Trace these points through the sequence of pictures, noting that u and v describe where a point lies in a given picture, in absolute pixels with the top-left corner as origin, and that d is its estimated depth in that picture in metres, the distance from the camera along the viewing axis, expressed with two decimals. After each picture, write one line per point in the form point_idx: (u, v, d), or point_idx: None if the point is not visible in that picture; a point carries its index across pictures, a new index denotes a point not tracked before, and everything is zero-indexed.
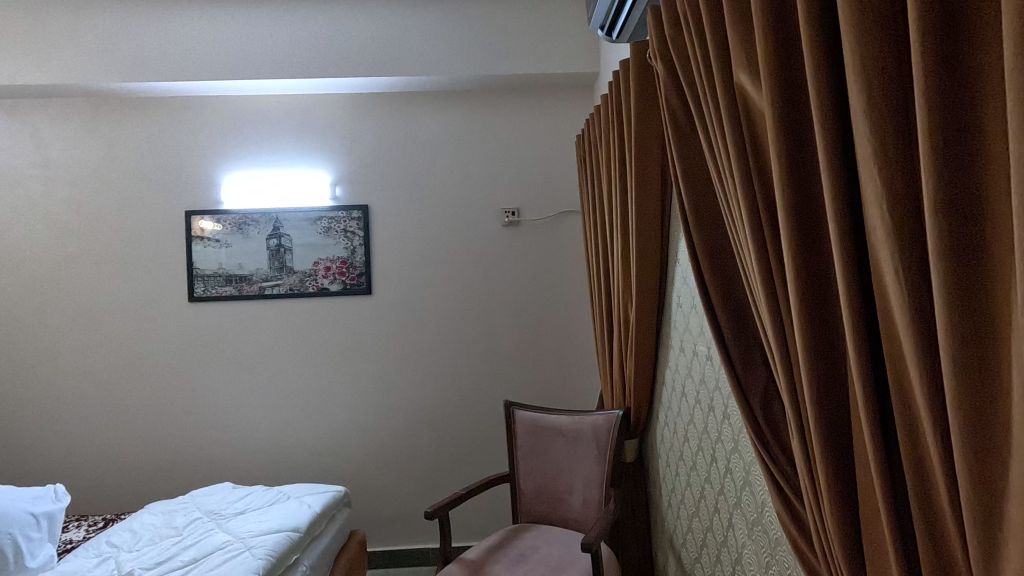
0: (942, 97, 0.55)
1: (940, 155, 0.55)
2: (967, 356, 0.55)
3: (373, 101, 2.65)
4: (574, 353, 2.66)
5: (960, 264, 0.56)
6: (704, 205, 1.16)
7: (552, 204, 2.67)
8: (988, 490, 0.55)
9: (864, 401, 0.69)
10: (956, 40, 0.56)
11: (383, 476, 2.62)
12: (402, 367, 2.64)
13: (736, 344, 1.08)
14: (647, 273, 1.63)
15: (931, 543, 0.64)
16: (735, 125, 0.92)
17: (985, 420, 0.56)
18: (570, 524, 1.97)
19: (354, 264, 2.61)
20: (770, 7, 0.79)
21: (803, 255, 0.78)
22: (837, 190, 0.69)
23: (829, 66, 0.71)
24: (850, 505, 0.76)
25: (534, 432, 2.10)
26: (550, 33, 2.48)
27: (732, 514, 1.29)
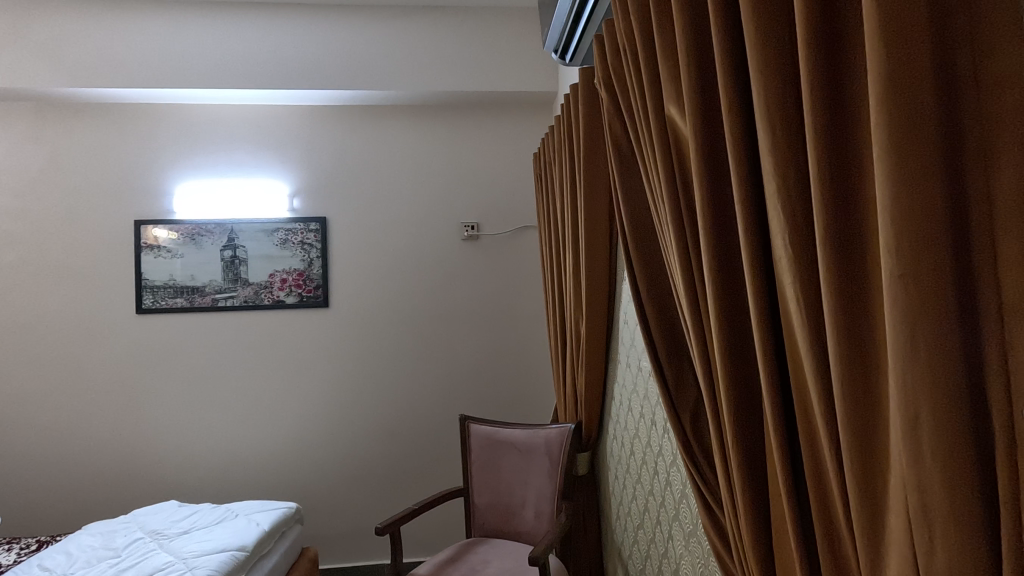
0: (828, 143, 0.60)
1: (829, 194, 0.60)
2: (853, 382, 0.60)
3: (334, 113, 2.65)
4: (532, 367, 2.70)
5: (847, 296, 0.61)
6: (642, 227, 1.21)
7: (511, 220, 2.72)
8: (874, 502, 0.60)
9: (773, 420, 0.74)
10: (841, 90, 0.61)
11: (336, 492, 2.59)
12: (358, 380, 2.62)
13: (669, 360, 1.13)
14: (597, 288, 1.68)
15: (830, 552, 0.69)
16: (665, 153, 0.97)
17: (869, 439, 0.61)
18: (522, 537, 1.99)
19: (311, 276, 2.60)
20: (693, 47, 0.85)
21: (722, 280, 0.83)
22: (750, 222, 0.74)
23: (743, 106, 0.76)
24: (763, 514, 0.81)
25: (488, 445, 2.12)
26: (510, 53, 2.54)
27: (671, 525, 1.34)
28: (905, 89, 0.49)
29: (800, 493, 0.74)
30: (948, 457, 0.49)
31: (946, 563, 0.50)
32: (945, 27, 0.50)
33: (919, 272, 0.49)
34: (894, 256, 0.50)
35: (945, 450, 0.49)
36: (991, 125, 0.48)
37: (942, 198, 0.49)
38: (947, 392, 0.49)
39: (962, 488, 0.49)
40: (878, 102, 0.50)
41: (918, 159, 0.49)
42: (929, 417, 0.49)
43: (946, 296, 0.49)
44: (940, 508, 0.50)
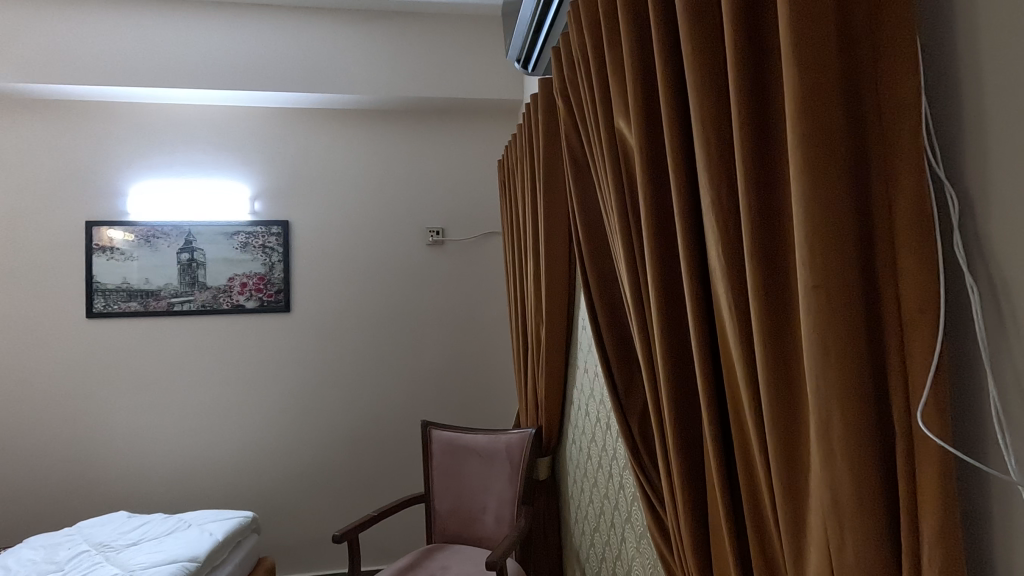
0: (754, 160, 0.64)
1: (755, 208, 0.64)
2: (778, 387, 0.64)
3: (297, 115, 2.62)
4: (495, 372, 2.71)
5: (772, 305, 0.64)
6: (596, 235, 1.23)
7: (476, 226, 2.73)
8: (798, 501, 0.63)
9: (710, 425, 0.77)
10: (766, 109, 0.65)
11: (295, 500, 2.54)
12: (321, 387, 2.59)
13: (619, 366, 1.16)
14: (556, 294, 1.70)
15: (761, 551, 0.72)
16: (615, 164, 1.00)
17: (792, 440, 0.64)
18: (482, 543, 2.00)
19: (272, 280, 2.55)
20: (639, 63, 0.88)
21: (666, 290, 0.86)
22: (688, 233, 0.78)
23: (683, 122, 0.79)
24: (702, 517, 0.84)
25: (449, 450, 2.12)
26: (477, 60, 2.56)
27: (624, 527, 1.37)
28: (816, 113, 0.53)
29: (735, 496, 0.77)
30: (855, 457, 0.52)
31: (854, 559, 0.53)
32: (851, 56, 0.54)
33: (829, 283, 0.52)
34: (808, 269, 0.53)
35: (853, 450, 0.52)
36: (891, 149, 0.52)
37: (851, 215, 0.53)
38: (854, 396, 0.52)
39: (867, 484, 0.52)
40: (795, 123, 0.54)
41: (827, 179, 0.53)
42: (840, 419, 0.53)
43: (854, 307, 0.52)
44: (848, 503, 0.53)
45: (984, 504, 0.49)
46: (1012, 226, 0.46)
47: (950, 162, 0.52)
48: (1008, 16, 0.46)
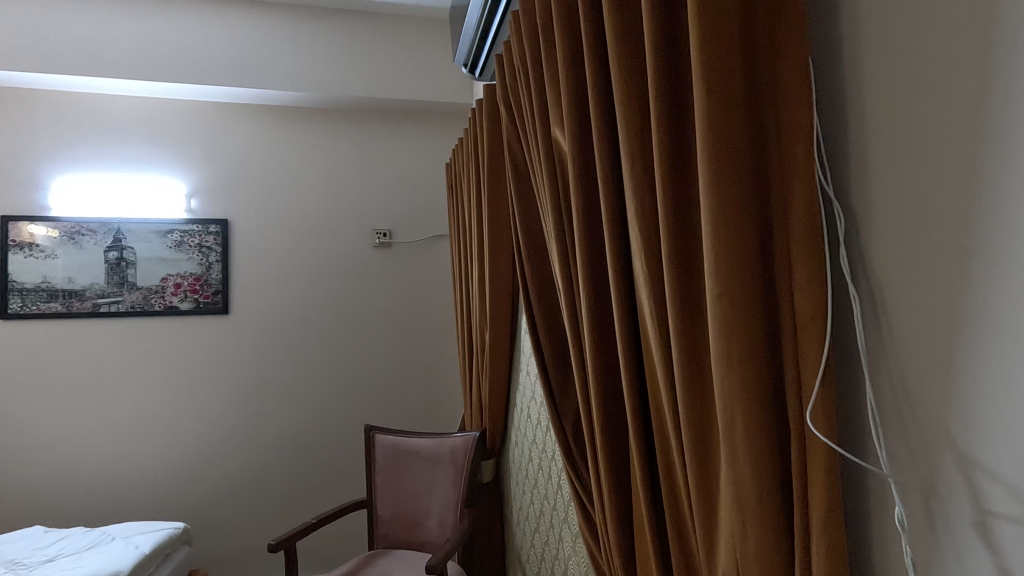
0: (672, 174, 0.67)
1: (673, 220, 0.67)
2: (692, 390, 0.67)
3: (238, 111, 2.54)
4: (442, 375, 2.70)
5: (687, 312, 0.67)
6: (536, 240, 1.26)
7: (424, 229, 2.72)
8: (710, 497, 0.67)
9: (635, 426, 0.80)
10: (684, 127, 0.68)
11: (231, 509, 2.45)
12: (260, 391, 2.51)
13: (556, 369, 1.20)
14: (500, 298, 1.72)
15: (680, 546, 0.75)
16: (551, 171, 1.02)
17: (705, 441, 0.67)
18: (425, 547, 1.99)
19: (209, 281, 2.46)
20: (573, 73, 0.90)
21: (596, 296, 0.89)
22: (615, 242, 0.81)
23: (611, 135, 0.82)
24: (627, 513, 0.88)
25: (392, 454, 2.10)
26: (425, 63, 2.55)
27: (562, 527, 1.40)
28: (723, 133, 0.56)
29: (657, 493, 0.81)
30: (755, 455, 0.56)
31: (755, 551, 0.57)
32: (754, 82, 0.58)
33: (733, 291, 0.56)
34: (715, 279, 0.57)
35: (754, 449, 0.56)
36: (787, 169, 0.56)
37: (752, 230, 0.57)
38: (754, 398, 0.56)
39: (766, 479, 0.56)
40: (705, 142, 0.57)
41: (732, 195, 0.56)
42: (742, 420, 0.56)
43: (754, 316, 0.56)
44: (750, 499, 0.57)
45: (862, 495, 0.54)
46: (885, 243, 0.51)
47: (837, 181, 0.56)
48: (885, 52, 0.51)
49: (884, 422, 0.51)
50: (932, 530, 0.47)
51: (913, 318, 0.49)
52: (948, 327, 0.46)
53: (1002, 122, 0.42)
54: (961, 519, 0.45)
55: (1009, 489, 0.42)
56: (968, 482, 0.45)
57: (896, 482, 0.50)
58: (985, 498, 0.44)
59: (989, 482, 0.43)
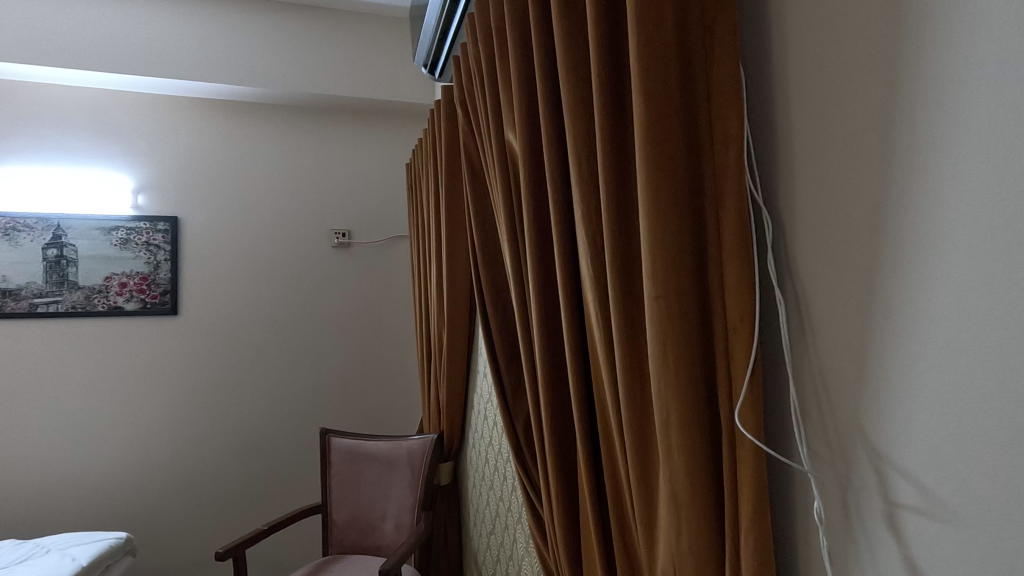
0: (615, 180, 0.69)
1: (616, 224, 0.69)
2: (634, 389, 0.68)
3: (191, 105, 2.46)
4: (401, 377, 2.68)
5: (629, 313, 0.68)
6: (491, 242, 1.26)
7: (383, 229, 2.69)
8: (649, 494, 0.69)
9: (582, 427, 0.81)
10: (625, 133, 0.70)
11: (178, 517, 2.36)
12: (211, 394, 2.43)
13: (509, 372, 1.21)
14: (458, 299, 1.71)
15: (623, 544, 0.77)
16: (504, 173, 1.03)
17: (645, 440, 0.68)
18: (380, 551, 1.97)
19: (157, 281, 2.37)
20: (525, 77, 0.91)
21: (545, 298, 0.90)
22: (564, 245, 0.82)
23: (560, 139, 0.83)
24: (574, 513, 0.89)
25: (348, 458, 2.07)
26: (386, 62, 2.53)
27: (516, 528, 1.40)
28: (659, 140, 0.58)
29: (602, 493, 0.83)
30: (688, 453, 0.58)
31: (689, 546, 0.59)
32: (690, 92, 0.59)
33: (668, 293, 0.58)
34: (652, 280, 0.58)
35: (689, 449, 0.58)
36: (719, 176, 0.58)
37: (687, 235, 0.58)
38: (687, 396, 0.58)
39: (700, 478, 0.58)
40: (644, 147, 0.58)
41: (669, 201, 0.58)
42: (676, 418, 0.58)
43: (689, 319, 0.58)
44: (684, 495, 0.58)
45: (788, 490, 0.56)
46: (808, 249, 0.54)
47: (767, 190, 0.59)
48: (809, 66, 0.53)
49: (806, 420, 0.54)
50: (848, 522, 0.50)
51: (831, 321, 0.51)
52: (861, 330, 0.49)
53: (907, 136, 0.45)
54: (872, 511, 0.48)
55: (912, 482, 0.45)
56: (878, 476, 0.47)
57: (816, 478, 0.53)
58: (893, 490, 0.46)
59: (896, 476, 0.46)
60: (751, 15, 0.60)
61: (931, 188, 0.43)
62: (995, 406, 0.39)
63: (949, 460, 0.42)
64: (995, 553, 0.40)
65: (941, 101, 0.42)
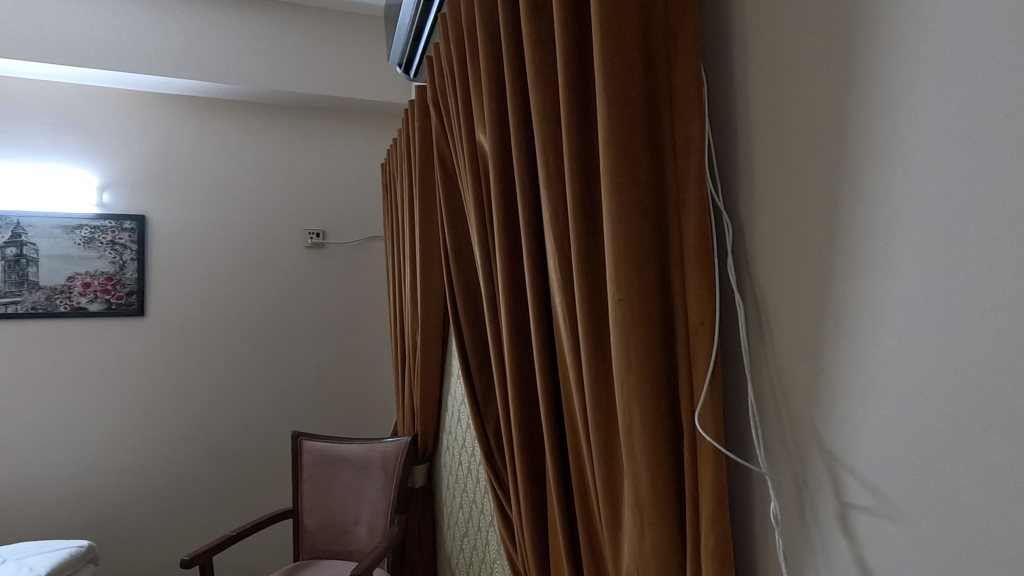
0: (581, 182, 0.69)
1: (582, 227, 0.69)
2: (601, 390, 0.68)
3: (159, 101, 2.40)
4: (375, 379, 2.66)
5: (595, 314, 0.68)
6: (464, 244, 1.25)
7: (357, 229, 2.66)
8: (614, 495, 0.69)
9: (550, 429, 0.81)
10: (591, 137, 0.70)
11: (144, 524, 2.30)
12: (179, 398, 2.38)
13: (480, 375, 1.20)
14: (432, 301, 1.69)
15: (590, 547, 0.77)
16: (475, 175, 1.02)
17: (611, 441, 0.68)
18: (353, 556, 1.94)
19: (123, 281, 2.30)
20: (495, 79, 0.90)
21: (514, 300, 0.89)
22: (533, 247, 0.81)
23: (528, 142, 0.83)
24: (542, 515, 0.89)
25: (321, 462, 2.04)
26: (361, 61, 2.50)
27: (488, 531, 1.40)
28: (623, 144, 0.58)
29: (569, 495, 0.83)
30: (651, 454, 0.58)
31: (651, 547, 0.59)
32: (653, 96, 0.60)
33: (631, 296, 0.58)
34: (616, 283, 0.58)
35: (651, 451, 0.58)
36: (681, 179, 0.59)
37: (650, 237, 0.59)
38: (649, 397, 0.58)
39: (662, 480, 0.59)
40: (609, 150, 0.58)
41: (633, 205, 0.58)
42: (639, 419, 0.58)
43: (651, 322, 0.58)
44: (647, 496, 0.59)
45: (747, 491, 0.57)
46: (766, 253, 0.55)
47: (728, 195, 0.59)
48: (769, 73, 0.54)
49: (764, 422, 0.55)
50: (803, 522, 0.51)
51: (788, 324, 0.52)
52: (816, 333, 0.50)
53: (859, 144, 0.46)
54: (826, 511, 0.49)
55: (864, 483, 0.46)
56: (832, 478, 0.48)
57: (773, 479, 0.53)
58: (846, 491, 0.47)
59: (849, 478, 0.47)
60: (714, 22, 0.61)
61: (882, 195, 0.44)
62: (943, 409, 0.40)
63: (898, 461, 0.43)
64: (940, 552, 0.41)
65: (891, 110, 0.43)
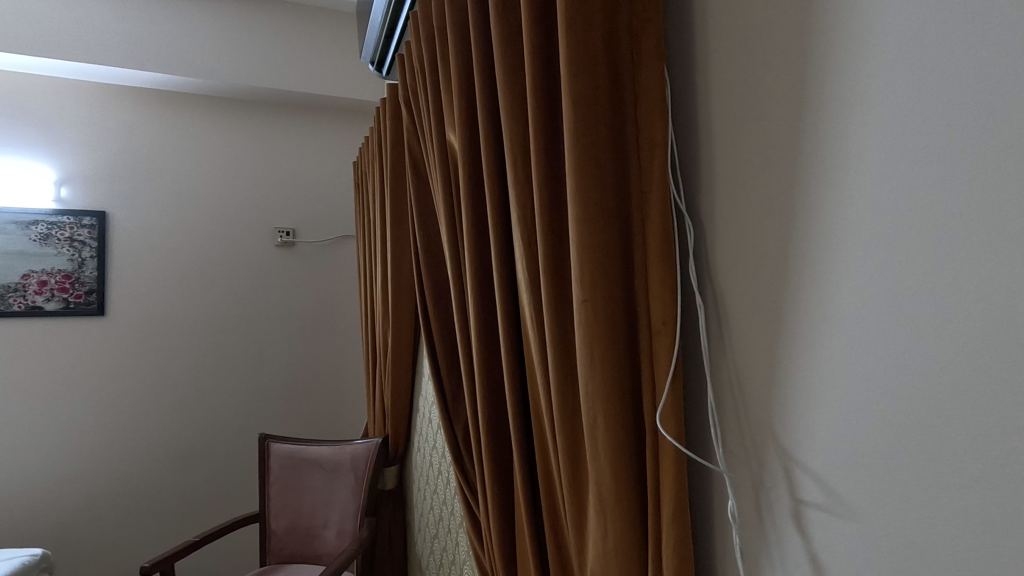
0: (548, 183, 0.69)
1: (549, 227, 0.69)
2: (567, 390, 0.68)
3: (122, 94, 2.32)
4: (346, 380, 2.62)
5: (561, 313, 0.69)
6: (434, 244, 1.24)
7: (329, 228, 2.62)
8: (579, 493, 0.69)
9: (517, 428, 0.81)
10: (558, 138, 0.70)
11: (102, 531, 2.23)
12: (141, 400, 2.31)
13: (450, 377, 1.19)
14: (404, 300, 1.68)
15: (556, 546, 0.77)
16: (445, 175, 1.01)
17: (576, 440, 0.69)
18: (321, 559, 1.91)
19: (81, 278, 2.22)
20: (465, 79, 0.90)
21: (483, 300, 0.89)
22: (501, 247, 0.81)
23: (497, 142, 0.83)
24: (509, 515, 0.90)
25: (289, 464, 2.00)
26: (333, 58, 2.47)
27: (458, 532, 1.39)
28: (588, 145, 0.58)
29: (536, 494, 0.83)
30: (615, 453, 0.59)
31: (614, 545, 0.60)
32: (618, 99, 0.60)
33: (596, 296, 0.58)
34: (581, 284, 0.59)
35: (614, 451, 0.59)
36: (645, 181, 0.59)
37: (615, 238, 0.59)
38: (613, 396, 0.59)
39: (625, 479, 0.59)
40: (575, 151, 0.58)
41: (598, 206, 0.58)
42: (603, 418, 0.59)
43: (615, 323, 0.59)
44: (610, 494, 0.59)
45: (707, 491, 0.58)
46: (726, 255, 0.56)
47: (690, 197, 0.60)
48: (730, 78, 0.55)
49: (723, 421, 0.56)
50: (759, 519, 0.52)
51: (746, 324, 0.53)
52: (773, 334, 0.51)
53: (814, 149, 0.47)
54: (782, 510, 0.50)
55: (817, 481, 0.47)
56: (787, 475, 0.49)
57: (731, 477, 0.54)
58: (800, 489, 0.48)
59: (803, 475, 0.48)
60: (678, 27, 0.62)
61: (836, 200, 0.45)
62: (892, 410, 0.42)
63: (848, 458, 0.45)
64: (888, 550, 0.42)
65: (844, 117, 0.44)
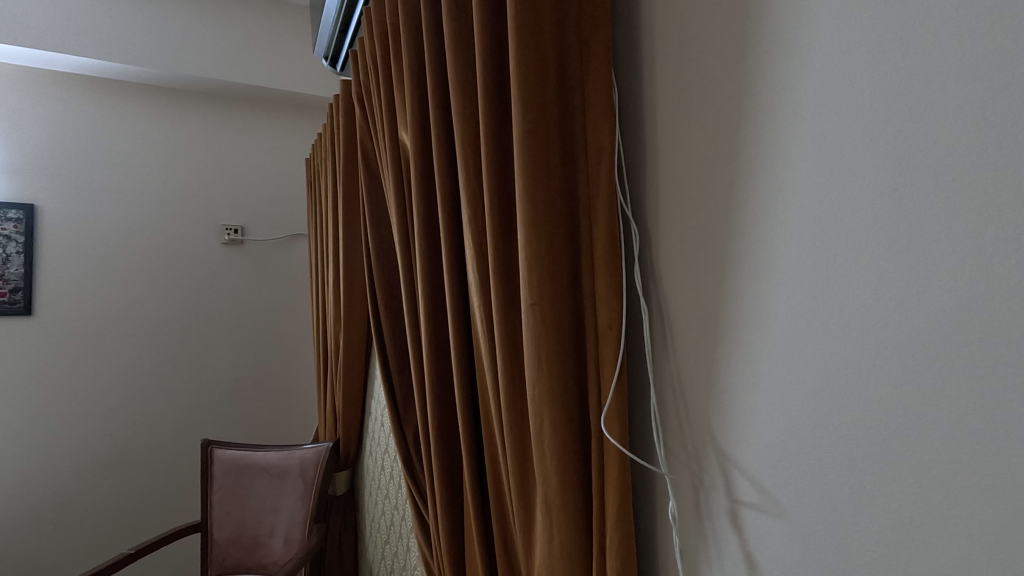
0: (498, 184, 0.69)
1: (499, 229, 0.69)
2: (515, 393, 0.68)
3: (55, 80, 2.18)
4: (296, 383, 2.55)
5: (511, 315, 0.68)
6: (387, 244, 1.22)
7: (280, 227, 2.55)
8: (526, 495, 0.69)
9: (466, 430, 0.81)
10: (508, 140, 0.70)
11: (26, 545, 2.08)
12: (73, 405, 2.17)
13: (400, 380, 1.17)
14: (356, 301, 1.64)
15: (503, 549, 0.77)
16: (396, 175, 1.00)
17: (524, 442, 0.68)
18: (267, 569, 1.84)
19: (5, 276, 2.07)
20: (419, 77, 0.89)
21: (434, 301, 0.88)
22: (451, 247, 0.81)
23: (449, 141, 0.82)
24: (458, 518, 0.89)
25: (234, 471, 1.93)
26: (287, 52, 2.40)
27: (409, 537, 1.37)
28: (537, 147, 0.58)
29: (485, 496, 0.83)
30: (561, 456, 0.59)
31: (559, 547, 0.60)
32: (567, 103, 0.61)
33: (543, 299, 0.58)
34: (529, 287, 0.58)
35: (560, 454, 0.59)
36: (593, 185, 0.60)
37: (562, 241, 0.60)
38: (559, 399, 0.59)
39: (570, 481, 0.59)
40: (524, 153, 0.58)
41: (545, 208, 0.59)
42: (549, 421, 0.59)
43: (562, 325, 0.59)
44: (556, 497, 0.60)
45: (650, 491, 0.59)
46: (670, 258, 0.57)
47: (636, 202, 0.61)
48: (674, 87, 0.56)
49: (666, 422, 0.57)
50: (698, 519, 0.53)
51: (689, 327, 0.54)
52: (713, 336, 0.52)
53: (752, 158, 0.48)
54: (719, 508, 0.51)
55: (751, 480, 0.49)
56: (724, 476, 0.51)
57: (673, 479, 0.56)
58: (736, 488, 0.50)
59: (739, 475, 0.50)
60: (627, 35, 0.62)
61: (770, 208, 0.47)
62: (821, 414, 0.43)
63: (780, 460, 0.46)
64: (817, 546, 0.44)
65: (780, 128, 0.46)
